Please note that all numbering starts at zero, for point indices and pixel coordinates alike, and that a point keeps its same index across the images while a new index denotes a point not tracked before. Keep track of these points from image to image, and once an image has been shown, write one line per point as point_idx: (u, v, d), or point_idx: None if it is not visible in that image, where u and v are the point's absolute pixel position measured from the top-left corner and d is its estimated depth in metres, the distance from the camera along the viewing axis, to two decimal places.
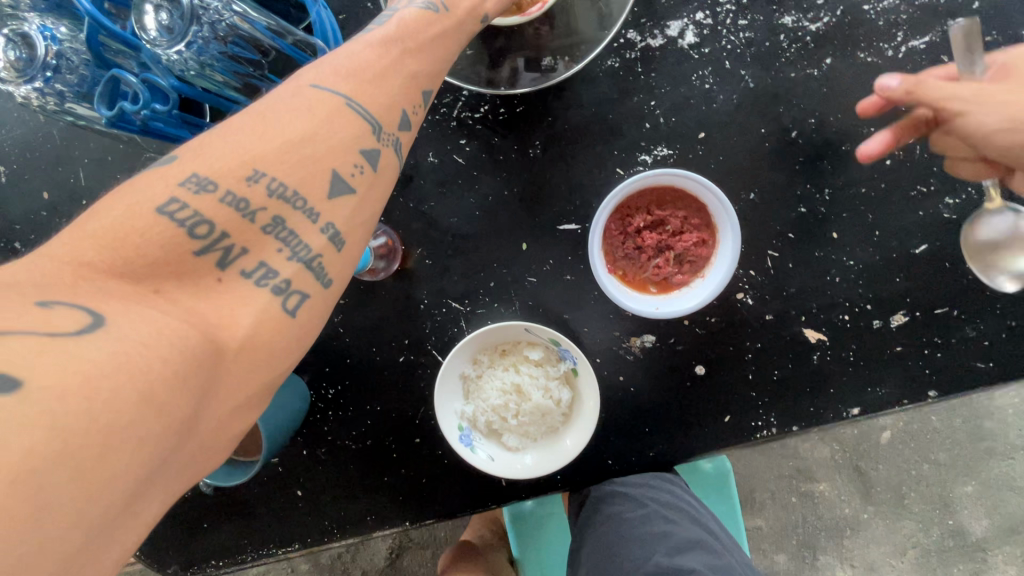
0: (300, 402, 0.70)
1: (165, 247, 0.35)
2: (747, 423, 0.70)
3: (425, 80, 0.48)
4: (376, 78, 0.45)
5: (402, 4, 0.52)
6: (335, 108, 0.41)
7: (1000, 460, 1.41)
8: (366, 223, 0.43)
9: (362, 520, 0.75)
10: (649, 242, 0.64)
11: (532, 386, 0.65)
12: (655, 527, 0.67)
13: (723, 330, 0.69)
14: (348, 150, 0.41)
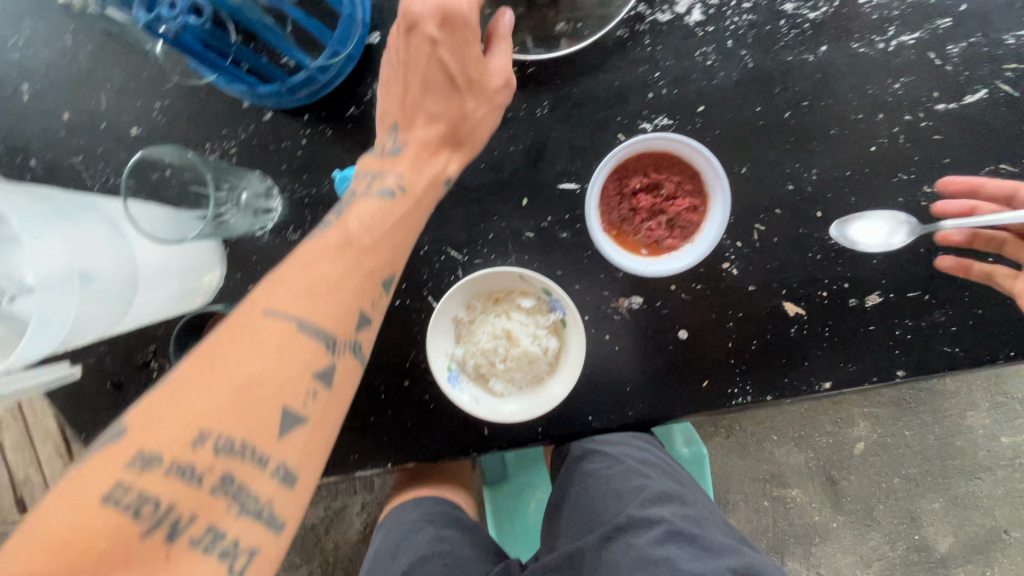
0: None
1: (111, 537, 0.39)
2: (724, 390, 0.73)
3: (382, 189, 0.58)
4: (331, 293, 0.51)
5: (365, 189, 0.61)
6: (289, 340, 0.48)
7: (966, 479, 1.45)
8: (320, 438, 0.48)
9: (344, 458, 0.76)
10: (643, 204, 0.67)
11: (522, 333, 0.68)
12: (631, 481, 0.70)
13: (708, 297, 0.72)
14: (303, 375, 0.47)
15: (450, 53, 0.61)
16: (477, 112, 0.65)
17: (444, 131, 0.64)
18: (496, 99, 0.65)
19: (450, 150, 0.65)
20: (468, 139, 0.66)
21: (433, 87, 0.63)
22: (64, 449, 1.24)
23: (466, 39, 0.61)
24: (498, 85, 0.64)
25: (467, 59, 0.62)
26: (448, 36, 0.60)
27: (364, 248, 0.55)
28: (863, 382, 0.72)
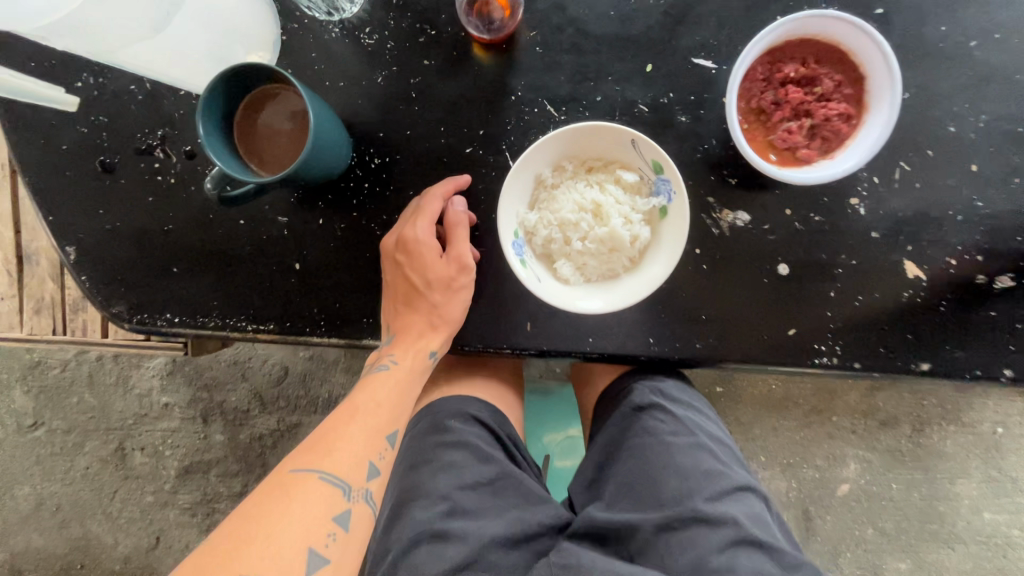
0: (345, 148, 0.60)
1: (271, 482, 0.53)
2: (811, 345, 0.63)
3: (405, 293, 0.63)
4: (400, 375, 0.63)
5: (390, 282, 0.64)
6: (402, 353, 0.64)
7: (939, 546, 1.25)
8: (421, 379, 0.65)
9: (357, 321, 0.65)
10: (791, 98, 0.56)
11: (613, 212, 0.57)
12: (702, 461, 0.66)
13: (823, 234, 0.62)
14: (419, 378, 0.65)
15: (411, 269, 0.62)
16: (444, 303, 0.62)
17: (422, 320, 0.63)
18: (459, 289, 0.62)
19: (431, 336, 0.63)
20: (436, 317, 0.63)
21: (400, 300, 0.63)
22: (14, 266, 1.08)
23: (419, 255, 0.61)
24: (450, 285, 0.62)
25: (422, 270, 0.61)
26: (403, 254, 0.61)
27: (427, 327, 0.64)
28: (968, 374, 0.62)
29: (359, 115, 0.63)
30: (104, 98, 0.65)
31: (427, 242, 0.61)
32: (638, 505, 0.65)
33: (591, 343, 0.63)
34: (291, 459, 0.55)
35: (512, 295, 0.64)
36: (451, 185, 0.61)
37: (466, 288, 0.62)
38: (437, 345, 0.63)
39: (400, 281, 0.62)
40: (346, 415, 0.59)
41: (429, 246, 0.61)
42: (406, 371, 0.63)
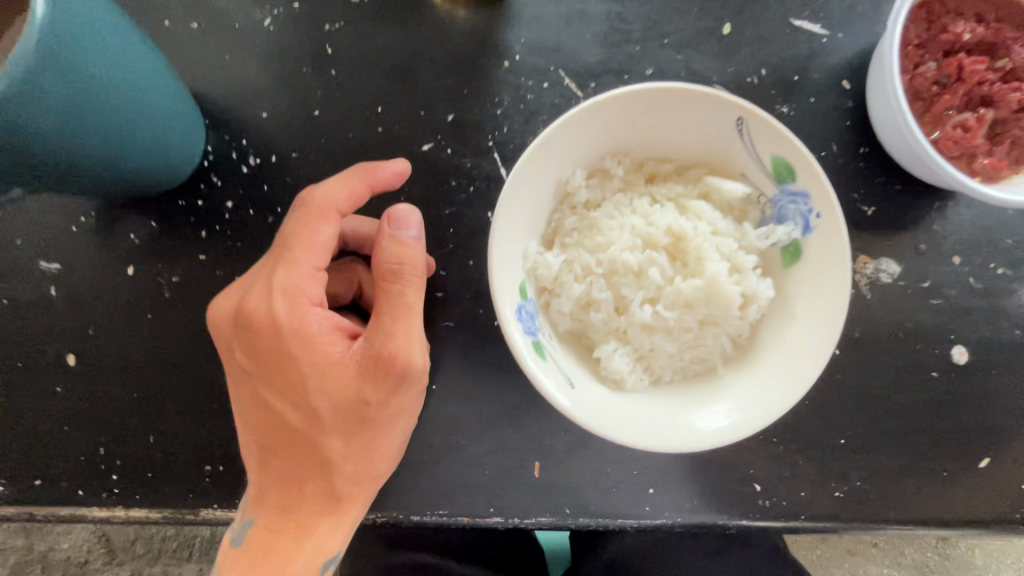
0: (184, 137, 0.33)
1: None
2: (1016, 486, 0.37)
3: (275, 429, 0.29)
4: None
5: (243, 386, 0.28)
6: None
7: None
8: None
9: (195, 473, 0.32)
10: (969, 73, 0.34)
11: (710, 252, 0.30)
12: None
13: (1012, 297, 0.38)
14: None
15: (272, 382, 0.28)
16: (353, 449, 0.29)
17: (298, 492, 0.29)
18: (388, 422, 0.29)
19: (323, 523, 0.29)
20: (333, 484, 0.29)
21: (253, 449, 0.29)
22: None
23: (291, 350, 0.27)
24: (363, 417, 0.28)
25: (301, 385, 0.27)
26: (250, 349, 0.28)
27: (316, 509, 0.29)
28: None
29: (230, 83, 0.35)
30: None
31: (307, 321, 0.27)
32: None
33: (653, 498, 0.35)
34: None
35: (509, 409, 0.35)
36: (365, 189, 0.30)
37: (406, 410, 0.29)
38: (338, 539, 0.30)
39: (256, 407, 0.29)
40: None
41: (313, 331, 0.27)
42: None
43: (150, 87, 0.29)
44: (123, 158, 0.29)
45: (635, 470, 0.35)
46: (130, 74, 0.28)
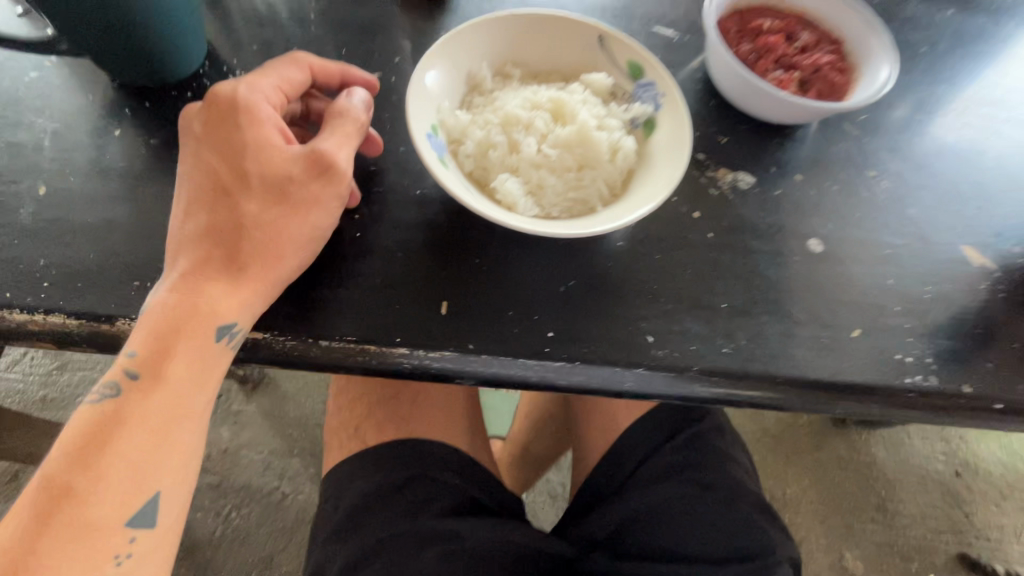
0: (180, 9, 0.39)
1: None
2: (889, 355, 0.40)
3: (212, 193, 0.33)
4: (154, 396, 0.31)
5: (198, 161, 0.34)
6: (165, 341, 0.31)
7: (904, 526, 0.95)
8: (202, 404, 0.32)
9: (121, 285, 0.35)
10: (773, 45, 0.48)
11: (582, 113, 0.38)
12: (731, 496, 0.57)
13: (849, 206, 0.46)
14: (203, 398, 0.32)
15: (214, 150, 0.33)
16: (265, 219, 0.33)
17: (206, 255, 0.32)
18: (307, 206, 0.33)
19: (220, 288, 0.32)
20: (248, 251, 0.32)
21: (184, 218, 0.33)
22: None
23: (237, 124, 0.33)
24: (284, 190, 0.33)
25: (238, 154, 0.33)
26: (207, 124, 0.34)
27: (228, 272, 0.32)
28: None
29: (232, 29, 0.47)
30: None
31: (259, 108, 0.33)
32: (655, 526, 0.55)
33: (552, 341, 0.37)
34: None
35: (425, 256, 0.39)
36: (335, 74, 0.39)
37: (322, 204, 0.34)
38: (232, 308, 0.32)
39: (195, 177, 0.33)
40: (41, 496, 0.28)
41: (261, 114, 0.33)
42: (169, 385, 0.31)
43: None
44: None
45: (536, 317, 0.38)
46: None
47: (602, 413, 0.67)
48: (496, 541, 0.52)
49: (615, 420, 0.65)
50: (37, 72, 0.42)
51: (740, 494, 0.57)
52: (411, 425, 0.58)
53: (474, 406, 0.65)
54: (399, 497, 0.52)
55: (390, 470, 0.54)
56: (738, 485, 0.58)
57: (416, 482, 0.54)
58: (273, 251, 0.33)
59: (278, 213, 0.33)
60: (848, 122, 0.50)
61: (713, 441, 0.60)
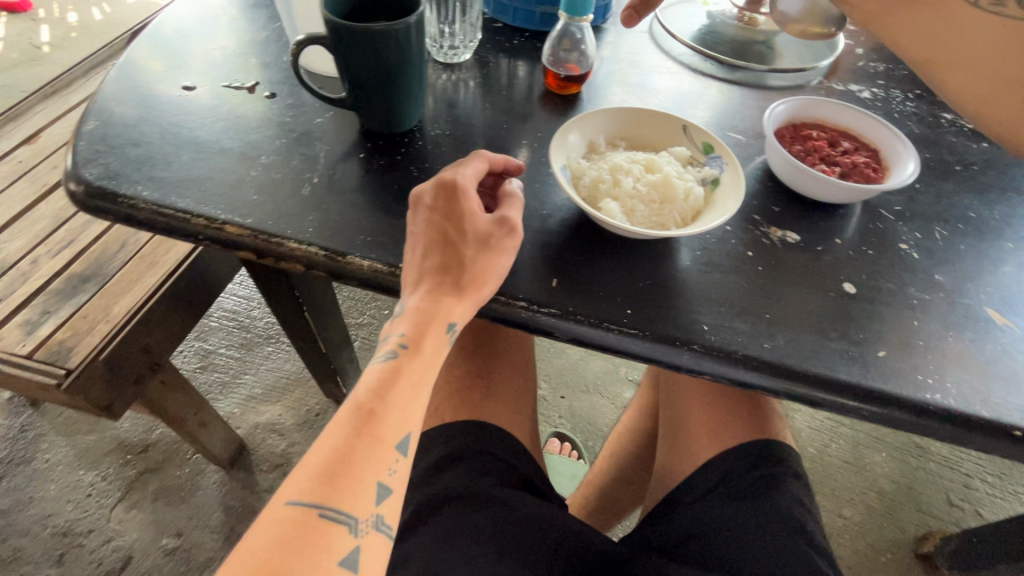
0: (414, 98, 0.64)
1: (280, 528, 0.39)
2: (911, 374, 0.49)
3: (444, 236, 0.51)
4: (414, 360, 0.48)
5: (428, 217, 0.52)
6: (417, 328, 0.49)
7: None
8: (435, 369, 0.49)
9: (351, 236, 0.55)
10: (819, 146, 0.64)
11: (667, 167, 0.56)
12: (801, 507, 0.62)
13: (882, 265, 0.57)
14: (436, 365, 0.49)
15: (444, 214, 0.51)
16: (479, 257, 0.50)
17: (441, 279, 0.50)
18: (503, 245, 0.50)
19: (451, 298, 0.49)
20: (471, 271, 0.50)
21: (422, 253, 0.51)
22: None
23: (459, 196, 0.51)
24: (492, 234, 0.50)
25: (459, 215, 0.51)
26: (436, 195, 0.52)
27: (458, 284, 0.49)
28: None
29: (434, 110, 0.72)
30: (222, 55, 0.75)
31: (470, 187, 0.52)
32: (726, 523, 0.59)
33: (630, 314, 0.51)
34: (290, 485, 0.41)
35: (545, 249, 0.55)
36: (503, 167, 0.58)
37: (510, 246, 0.51)
38: (462, 306, 0.49)
39: (429, 230, 0.51)
40: (355, 417, 0.44)
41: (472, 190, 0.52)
42: (423, 355, 0.48)
43: (413, 66, 0.61)
44: (389, 73, 0.60)
45: (618, 297, 0.52)
46: (410, 58, 0.60)
47: (681, 449, 0.72)
48: (549, 518, 0.59)
49: (692, 455, 0.71)
50: (320, 117, 0.67)
51: (808, 536, 0.57)
52: (485, 411, 0.70)
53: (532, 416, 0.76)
54: (470, 461, 0.63)
55: (467, 439, 0.65)
56: (809, 529, 0.58)
57: (487, 456, 0.64)
58: (485, 269, 0.50)
59: (487, 249, 0.50)
60: (885, 209, 0.63)
61: (791, 484, 0.63)
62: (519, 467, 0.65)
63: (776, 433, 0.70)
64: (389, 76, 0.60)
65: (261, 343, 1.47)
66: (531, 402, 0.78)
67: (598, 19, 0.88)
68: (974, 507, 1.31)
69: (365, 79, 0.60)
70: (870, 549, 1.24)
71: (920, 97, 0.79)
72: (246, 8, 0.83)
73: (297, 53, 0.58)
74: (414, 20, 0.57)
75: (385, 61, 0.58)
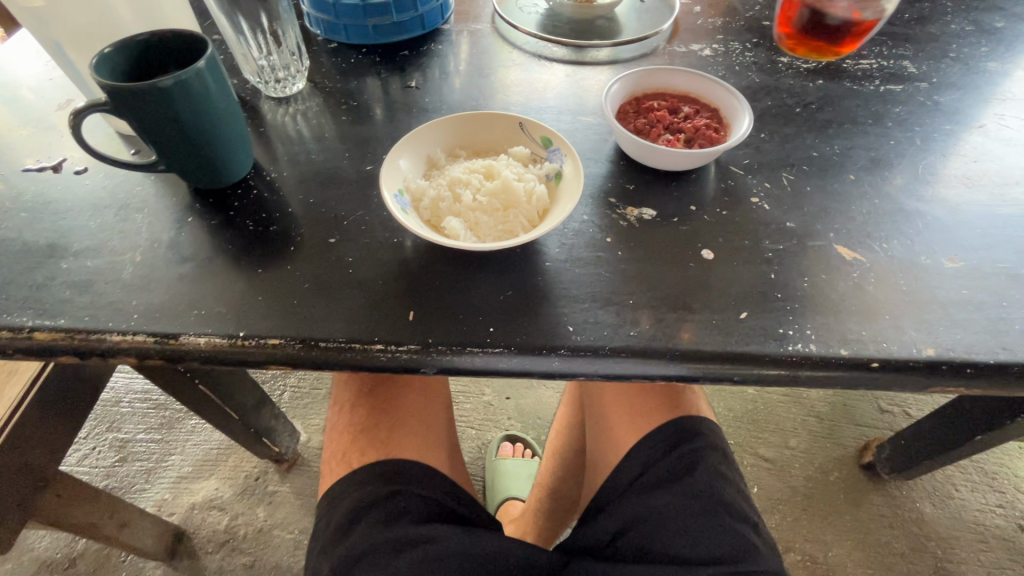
0: (230, 146, 0.59)
1: None
2: (774, 330, 0.49)
3: None
4: None
5: None
6: None
7: (880, 491, 1.27)
8: None
9: (183, 314, 0.50)
10: (661, 116, 0.64)
11: (506, 171, 0.55)
12: (723, 471, 0.62)
13: (736, 223, 0.58)
14: None
15: None
16: None
17: None
18: None
19: None
20: None
21: None
22: None
23: None
24: None
25: None
26: None
27: None
28: (971, 370, 0.48)
29: (270, 151, 0.67)
30: (21, 136, 0.67)
31: None
32: (649, 505, 0.59)
33: (493, 333, 0.49)
34: None
35: (400, 280, 0.53)
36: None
37: None
38: None
39: None
40: None
41: None
42: None
43: (216, 115, 0.56)
44: (188, 128, 0.54)
45: (481, 317, 0.50)
46: (209, 108, 0.55)
47: (607, 439, 0.73)
48: (471, 545, 0.56)
49: (617, 443, 0.72)
50: (141, 184, 0.62)
51: (725, 505, 0.59)
52: (393, 450, 0.69)
53: (446, 446, 0.76)
54: (382, 506, 0.59)
55: (375, 485, 0.62)
56: (726, 498, 0.59)
57: (399, 496, 0.61)
58: None
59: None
60: (734, 165, 0.64)
61: (708, 455, 0.63)
62: (437, 501, 0.63)
63: (690, 407, 0.72)
64: (189, 131, 0.54)
65: (182, 418, 1.36)
66: (443, 427, 0.77)
67: (437, 20, 0.85)
68: (904, 408, 1.40)
69: (165, 140, 0.54)
70: (820, 473, 1.30)
71: (757, 46, 0.81)
72: (47, 78, 0.75)
73: (78, 125, 0.52)
74: (195, 69, 0.51)
75: (178, 117, 0.53)
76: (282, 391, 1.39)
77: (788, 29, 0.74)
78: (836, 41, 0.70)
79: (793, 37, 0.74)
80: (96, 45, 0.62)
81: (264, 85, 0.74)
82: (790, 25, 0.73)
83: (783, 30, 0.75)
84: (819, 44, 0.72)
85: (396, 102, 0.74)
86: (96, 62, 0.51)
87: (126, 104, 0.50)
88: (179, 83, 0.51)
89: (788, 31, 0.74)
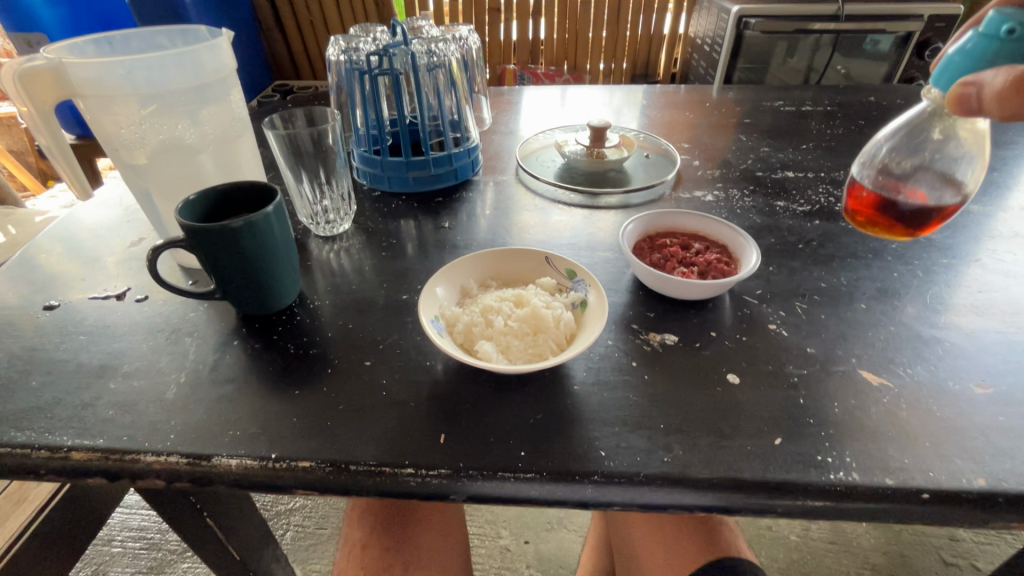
0: (282, 277, 0.65)
1: None
2: (812, 457, 0.48)
3: None
4: None
5: None
6: None
7: None
8: None
9: (219, 435, 0.51)
10: (674, 252, 0.70)
11: (535, 298, 0.59)
12: None
13: (757, 348, 0.60)
14: None
15: None
16: None
17: None
18: None
19: None
20: None
21: None
22: None
23: None
24: None
25: None
26: None
27: None
28: None
29: (315, 282, 0.73)
30: (94, 268, 0.75)
31: None
32: None
33: (524, 457, 0.48)
34: None
35: (430, 403, 0.54)
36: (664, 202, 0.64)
37: None
38: None
39: None
40: None
41: None
42: None
43: (274, 251, 0.62)
44: (249, 262, 0.60)
45: (512, 441, 0.50)
46: (269, 245, 0.61)
47: None
48: None
49: None
50: (194, 310, 0.67)
51: None
52: None
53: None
54: None
55: None
56: None
57: None
58: None
59: None
60: (748, 295, 0.67)
61: None
62: None
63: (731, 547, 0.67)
64: (249, 264, 0.60)
65: (174, 561, 1.26)
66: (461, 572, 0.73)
67: (468, 173, 0.98)
68: (971, 560, 1.24)
69: (226, 271, 0.60)
70: None
71: (755, 193, 0.90)
72: (126, 220, 0.86)
73: (154, 258, 0.59)
74: (263, 213, 0.59)
75: (241, 251, 0.59)
76: (285, 530, 1.30)
77: (855, 204, 0.67)
78: (910, 225, 0.62)
79: (860, 214, 0.67)
80: (178, 195, 0.72)
81: (315, 225, 0.83)
82: (859, 203, 0.66)
83: (850, 205, 0.68)
84: (890, 226, 0.64)
85: (430, 240, 0.82)
86: (182, 206, 0.59)
87: (200, 240, 0.57)
88: (248, 224, 0.58)
89: (855, 207, 0.67)
